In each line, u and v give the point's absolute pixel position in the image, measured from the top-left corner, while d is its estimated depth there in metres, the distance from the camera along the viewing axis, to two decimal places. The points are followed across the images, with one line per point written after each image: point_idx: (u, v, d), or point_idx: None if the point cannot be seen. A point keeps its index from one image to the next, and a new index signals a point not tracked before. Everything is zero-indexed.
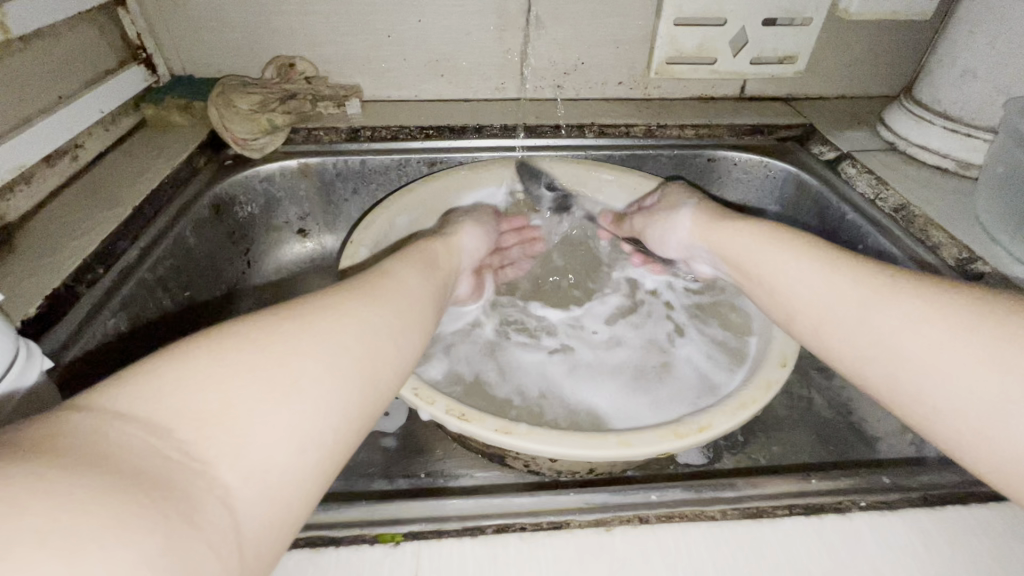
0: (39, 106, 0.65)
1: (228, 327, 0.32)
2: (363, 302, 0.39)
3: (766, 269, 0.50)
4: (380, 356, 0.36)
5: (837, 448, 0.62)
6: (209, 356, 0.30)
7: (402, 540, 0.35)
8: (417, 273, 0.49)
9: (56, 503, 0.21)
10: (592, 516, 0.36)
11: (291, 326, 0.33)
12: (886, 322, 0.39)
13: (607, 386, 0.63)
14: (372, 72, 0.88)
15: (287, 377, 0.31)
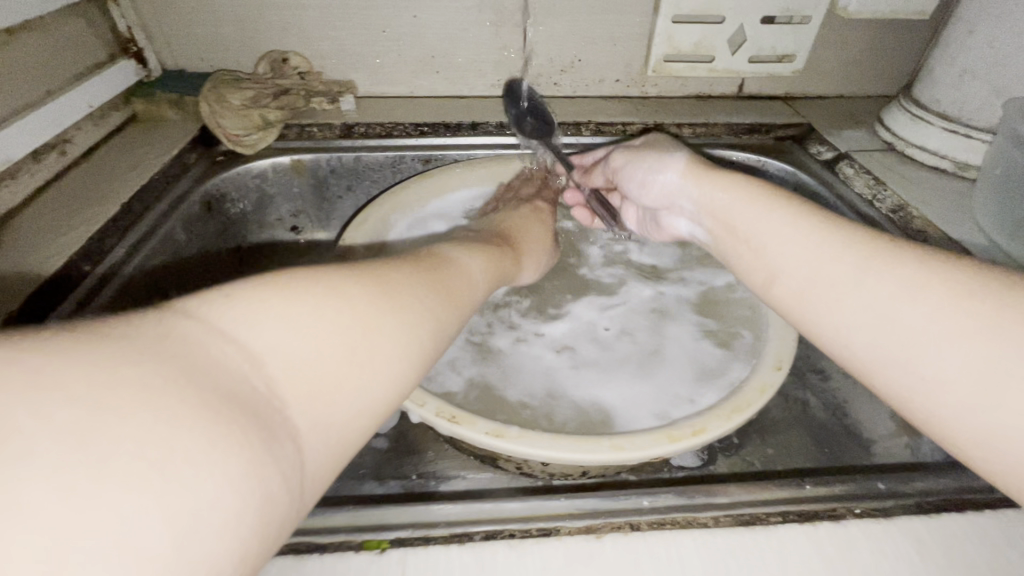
0: (25, 100, 0.64)
1: (317, 270, 0.32)
2: (431, 280, 0.39)
3: (753, 227, 0.46)
4: (443, 337, 0.37)
5: (832, 451, 0.62)
6: (301, 294, 0.29)
7: (387, 547, 0.34)
8: (480, 265, 0.50)
9: (159, 410, 0.21)
10: (583, 523, 0.35)
11: (372, 285, 0.33)
12: (877, 291, 0.37)
13: (604, 376, 0.62)
14: (366, 68, 0.87)
15: (368, 336, 0.30)
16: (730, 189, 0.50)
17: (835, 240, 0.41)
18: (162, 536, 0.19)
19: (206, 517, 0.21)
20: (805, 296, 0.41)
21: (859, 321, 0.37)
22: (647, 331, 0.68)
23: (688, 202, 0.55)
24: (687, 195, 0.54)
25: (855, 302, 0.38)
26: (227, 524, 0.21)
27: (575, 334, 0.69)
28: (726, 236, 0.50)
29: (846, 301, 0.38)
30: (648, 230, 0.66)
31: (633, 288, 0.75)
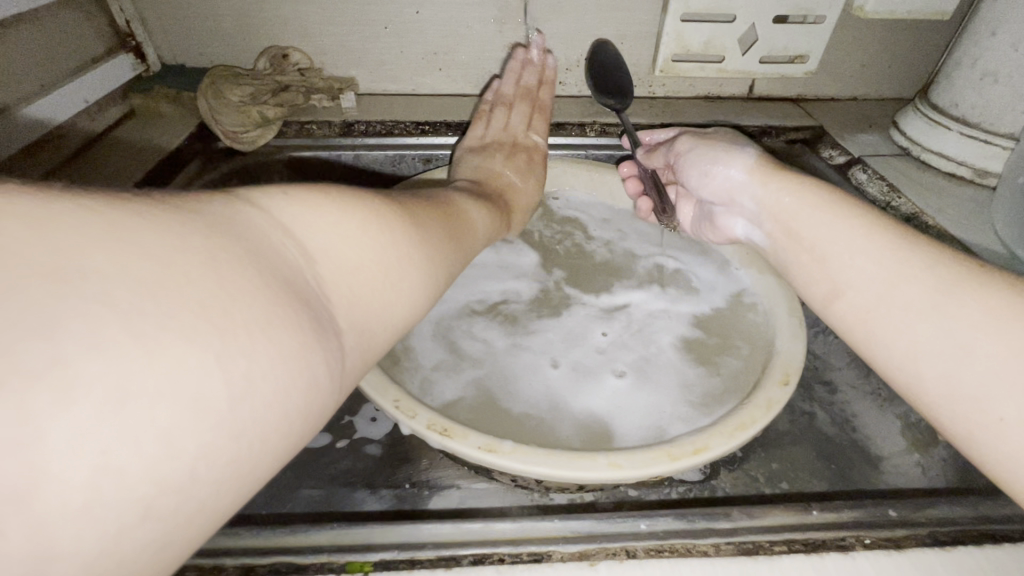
0: (16, 94, 0.63)
1: (358, 191, 0.34)
2: (445, 225, 0.42)
3: (823, 235, 0.44)
4: (453, 276, 0.40)
5: (839, 467, 0.60)
6: (346, 206, 0.31)
7: (370, 570, 0.32)
8: (485, 224, 0.53)
9: (225, 279, 0.22)
10: (576, 548, 0.33)
11: (401, 215, 0.36)
12: (958, 322, 0.34)
13: (602, 385, 0.59)
14: (368, 65, 0.86)
15: (398, 258, 0.33)
16: (795, 187, 0.48)
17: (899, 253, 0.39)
18: (222, 395, 0.21)
19: (259, 385, 0.22)
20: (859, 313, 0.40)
21: (935, 352, 0.35)
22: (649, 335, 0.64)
23: (749, 200, 0.53)
24: (750, 196, 0.52)
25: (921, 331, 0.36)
26: (276, 399, 0.23)
27: (564, 334, 0.65)
28: (785, 237, 0.48)
29: (922, 328, 0.36)
30: (701, 230, 0.64)
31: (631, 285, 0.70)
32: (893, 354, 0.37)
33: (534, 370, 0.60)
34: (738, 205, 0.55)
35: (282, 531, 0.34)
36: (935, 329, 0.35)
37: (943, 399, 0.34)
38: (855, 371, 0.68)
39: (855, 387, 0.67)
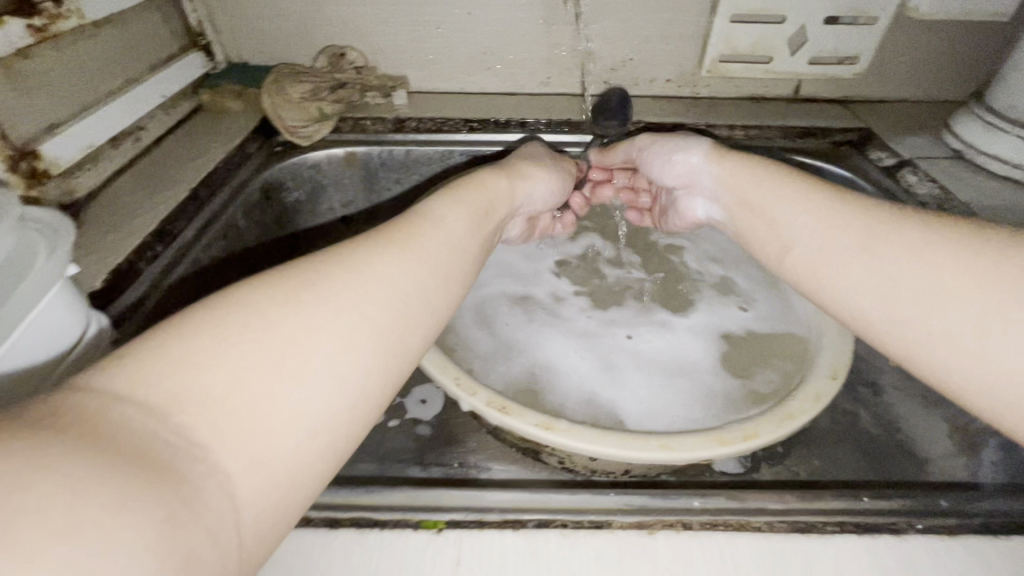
0: (108, 88, 0.68)
1: (244, 295, 0.29)
2: (392, 259, 0.35)
3: (775, 202, 0.51)
4: (407, 324, 0.33)
5: (882, 466, 0.60)
6: (215, 329, 0.27)
7: (443, 527, 0.35)
8: (462, 222, 0.43)
9: (56, 474, 0.19)
10: (634, 518, 0.35)
11: (309, 295, 0.30)
12: (883, 254, 0.41)
13: (638, 375, 0.60)
14: (419, 64, 0.89)
15: (299, 356, 0.28)
16: (747, 167, 0.55)
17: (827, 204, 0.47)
18: None
19: None
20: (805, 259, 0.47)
21: (868, 284, 0.41)
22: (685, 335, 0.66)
23: (708, 180, 0.58)
24: (706, 174, 0.58)
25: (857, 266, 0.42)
26: None
27: (601, 326, 0.67)
28: (742, 210, 0.55)
29: (855, 263, 0.42)
30: (671, 216, 0.68)
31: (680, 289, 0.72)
32: (832, 292, 0.44)
33: (578, 359, 0.62)
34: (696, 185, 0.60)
35: (359, 491, 0.37)
36: (864, 264, 0.42)
37: (885, 322, 0.40)
38: (901, 373, 0.68)
39: (900, 389, 0.67)
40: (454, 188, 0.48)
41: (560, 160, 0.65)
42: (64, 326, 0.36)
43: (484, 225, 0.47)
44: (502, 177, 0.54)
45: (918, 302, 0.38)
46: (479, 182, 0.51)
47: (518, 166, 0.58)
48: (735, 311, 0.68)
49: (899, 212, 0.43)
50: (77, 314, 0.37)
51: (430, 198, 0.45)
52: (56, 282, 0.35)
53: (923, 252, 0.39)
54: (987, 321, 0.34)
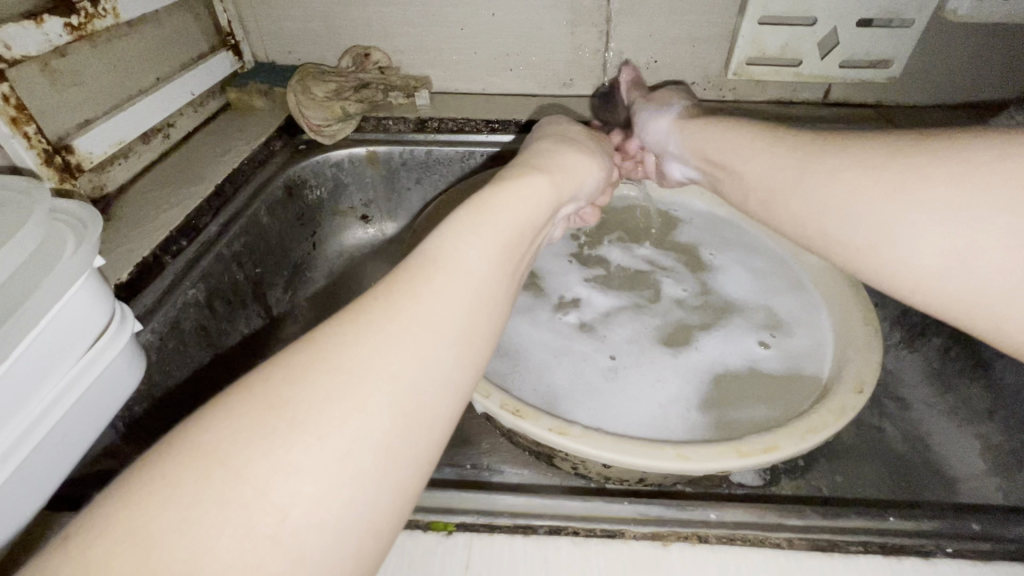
0: (140, 86, 0.69)
1: (204, 429, 0.23)
2: (391, 337, 0.26)
3: (727, 153, 0.54)
4: (416, 424, 0.26)
5: (908, 484, 0.58)
6: (167, 493, 0.21)
7: (453, 530, 0.35)
8: (489, 254, 0.32)
9: None
10: (648, 529, 0.35)
11: (282, 417, 0.23)
12: (812, 184, 0.44)
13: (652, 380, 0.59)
14: (442, 65, 0.90)
15: (277, 509, 0.22)
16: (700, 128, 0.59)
17: (771, 148, 0.50)
18: None
19: None
20: (754, 200, 0.51)
21: (806, 214, 0.45)
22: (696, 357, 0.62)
23: (677, 146, 0.63)
24: (675, 141, 0.63)
25: (792, 199, 0.46)
26: None
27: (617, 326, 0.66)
28: (707, 167, 0.58)
29: (793, 197, 0.46)
30: (660, 172, 0.70)
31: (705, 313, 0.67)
32: (785, 226, 0.48)
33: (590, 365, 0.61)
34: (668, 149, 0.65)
35: None
36: (800, 195, 0.45)
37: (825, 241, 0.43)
38: (931, 389, 0.65)
39: (929, 405, 0.64)
40: (481, 198, 0.35)
41: (599, 153, 0.55)
42: (92, 316, 0.37)
43: (521, 249, 0.35)
44: (543, 181, 0.41)
45: (846, 220, 0.41)
46: (513, 187, 0.38)
47: (555, 162, 0.47)
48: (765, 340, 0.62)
49: (823, 139, 0.46)
50: (104, 306, 0.38)
51: (447, 221, 0.33)
52: (85, 271, 0.36)
53: (843, 174, 0.42)
54: (903, 229, 0.37)
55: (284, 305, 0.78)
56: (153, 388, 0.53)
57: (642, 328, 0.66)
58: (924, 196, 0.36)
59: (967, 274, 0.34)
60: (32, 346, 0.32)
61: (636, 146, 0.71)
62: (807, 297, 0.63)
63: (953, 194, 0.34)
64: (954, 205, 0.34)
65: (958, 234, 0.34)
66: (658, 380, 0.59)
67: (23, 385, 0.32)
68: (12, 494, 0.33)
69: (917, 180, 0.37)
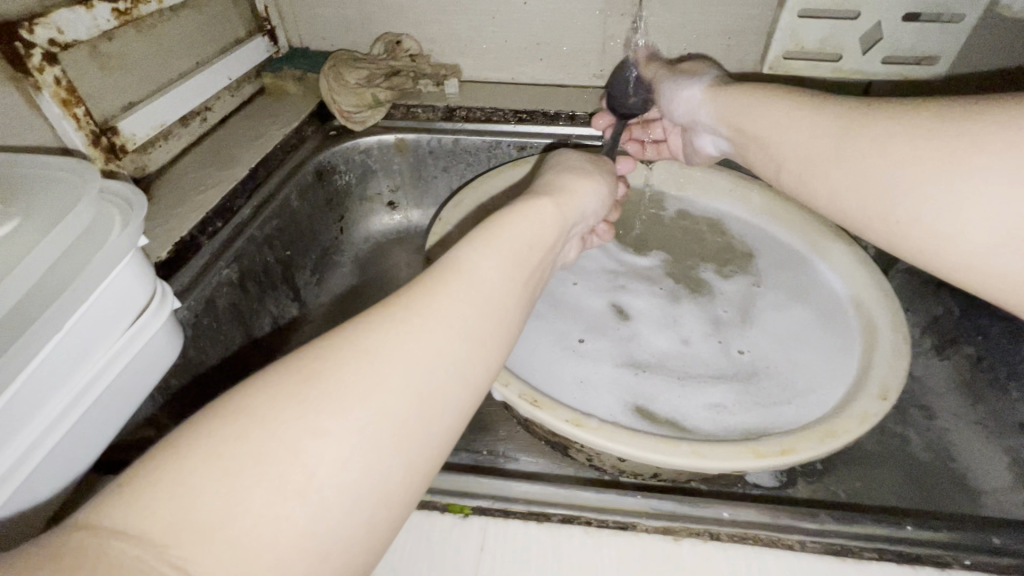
0: (181, 70, 0.71)
1: (246, 393, 0.25)
2: (417, 325, 0.28)
3: (760, 124, 0.53)
4: (436, 406, 0.27)
5: (930, 494, 0.57)
6: (206, 449, 0.22)
7: (469, 512, 0.36)
8: (512, 260, 0.34)
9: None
10: (660, 523, 0.35)
11: (316, 388, 0.25)
12: (855, 153, 0.42)
13: (643, 393, 0.59)
14: (473, 53, 0.90)
15: (303, 471, 0.23)
16: (733, 96, 0.58)
17: (814, 114, 0.48)
18: None
19: None
20: (789, 169, 0.50)
21: (844, 187, 0.44)
22: (673, 390, 0.59)
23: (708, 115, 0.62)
24: (706, 113, 0.61)
25: (833, 171, 0.44)
26: None
27: (619, 342, 0.65)
28: (739, 138, 0.57)
29: (835, 166, 0.44)
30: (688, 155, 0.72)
31: (714, 365, 0.61)
32: (823, 200, 0.46)
33: (559, 337, 0.64)
34: (698, 121, 0.64)
35: None
36: (841, 166, 0.44)
37: (867, 217, 0.42)
38: (959, 399, 0.64)
39: (957, 415, 0.63)
40: (500, 214, 0.37)
41: (603, 173, 0.55)
42: (135, 293, 0.39)
43: (540, 258, 0.36)
44: (557, 200, 0.43)
45: (892, 189, 0.39)
46: (526, 206, 0.40)
47: (561, 185, 0.48)
48: (728, 408, 0.56)
49: (870, 106, 0.43)
50: (145, 283, 0.40)
51: (471, 232, 0.35)
52: (129, 252, 0.37)
53: (895, 143, 0.39)
54: (952, 199, 0.35)
55: (311, 288, 0.80)
56: (189, 362, 0.55)
57: (634, 350, 0.64)
58: (980, 171, 0.34)
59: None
60: (81, 318, 0.35)
61: (659, 130, 0.74)
62: (845, 355, 0.56)
63: (999, 162, 0.33)
64: (1014, 172, 0.32)
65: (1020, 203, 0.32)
66: (609, 380, 0.60)
67: (75, 353, 0.35)
68: (60, 456, 0.36)
69: (972, 152, 0.34)
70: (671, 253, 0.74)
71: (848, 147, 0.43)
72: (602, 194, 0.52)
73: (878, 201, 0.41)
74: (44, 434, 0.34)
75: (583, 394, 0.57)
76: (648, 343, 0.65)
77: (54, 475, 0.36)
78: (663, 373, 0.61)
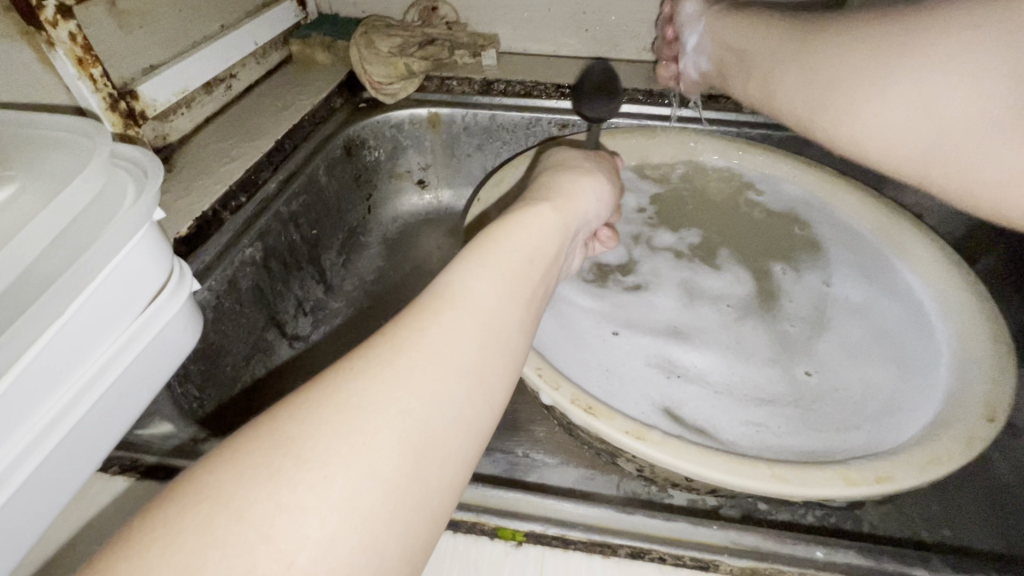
0: (204, 32, 0.66)
1: (212, 468, 0.21)
2: (401, 371, 0.25)
3: (738, 40, 0.57)
4: (428, 463, 0.23)
5: (1020, 524, 0.51)
6: (164, 547, 0.19)
7: (523, 540, 0.31)
8: (504, 283, 0.30)
9: None
10: (746, 562, 0.30)
11: (286, 455, 0.21)
12: (813, 58, 0.46)
13: (675, 399, 0.55)
14: (513, 22, 0.83)
15: (281, 559, 0.19)
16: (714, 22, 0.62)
17: (777, 26, 0.52)
18: None
19: None
20: (753, 78, 0.54)
21: (797, 88, 0.47)
22: (709, 401, 0.55)
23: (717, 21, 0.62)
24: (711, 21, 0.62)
25: (790, 70, 0.48)
26: None
27: (661, 341, 0.62)
28: (722, 60, 0.61)
29: (794, 70, 0.48)
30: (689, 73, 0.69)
31: (773, 389, 0.57)
32: (779, 97, 0.50)
33: (595, 324, 0.62)
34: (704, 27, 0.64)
35: None
36: (798, 65, 0.47)
37: (811, 108, 0.46)
38: None
39: None
40: (486, 231, 0.33)
41: (604, 169, 0.50)
42: (146, 275, 0.34)
43: (535, 277, 0.32)
44: (555, 204, 0.39)
45: (835, 83, 0.43)
46: (518, 215, 0.35)
47: (558, 184, 0.43)
48: (771, 427, 0.52)
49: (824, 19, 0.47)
50: (160, 264, 0.35)
51: (458, 253, 0.31)
52: (143, 226, 0.33)
53: (850, 42, 0.43)
54: (889, 78, 0.39)
55: (337, 269, 0.76)
56: (210, 346, 0.51)
57: (676, 350, 0.62)
58: (913, 52, 0.38)
59: (933, 124, 0.37)
60: (88, 302, 0.30)
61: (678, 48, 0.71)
62: (930, 367, 0.49)
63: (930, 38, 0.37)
64: (936, 51, 0.36)
65: (935, 80, 0.36)
66: (640, 378, 0.57)
67: (78, 343, 0.30)
68: (65, 456, 0.31)
69: (909, 36, 0.38)
70: (738, 252, 0.71)
71: (811, 45, 0.47)
72: (604, 194, 0.46)
73: (825, 90, 0.44)
74: (45, 433, 0.30)
75: (619, 390, 0.53)
76: (695, 346, 0.62)
77: (61, 477, 0.32)
78: (700, 383, 0.58)
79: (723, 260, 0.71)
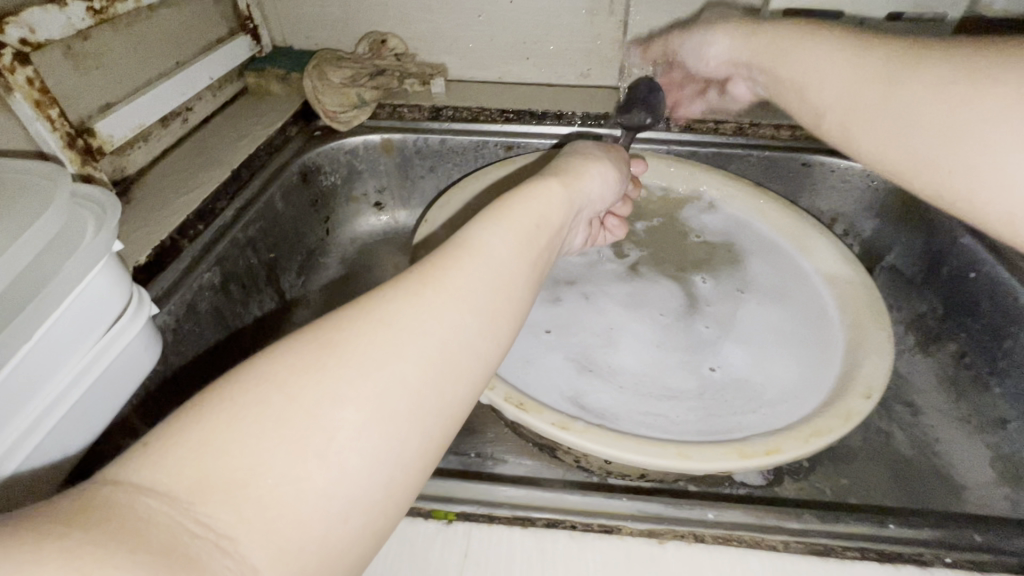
0: (159, 69, 0.70)
1: (271, 358, 0.25)
2: (428, 301, 0.28)
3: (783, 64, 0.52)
4: (444, 376, 0.27)
5: (917, 490, 0.58)
6: (232, 411, 0.23)
7: (454, 519, 0.36)
8: (514, 241, 0.34)
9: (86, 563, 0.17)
10: (645, 526, 0.35)
11: (332, 355, 0.25)
12: (915, 107, 0.40)
13: (585, 389, 0.58)
14: (459, 52, 0.89)
15: (324, 434, 0.23)
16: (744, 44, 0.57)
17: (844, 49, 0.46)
18: None
19: None
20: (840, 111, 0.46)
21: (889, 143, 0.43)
22: (613, 388, 0.59)
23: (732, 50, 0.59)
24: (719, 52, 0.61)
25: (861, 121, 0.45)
26: None
27: (601, 331, 0.67)
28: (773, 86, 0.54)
29: (882, 117, 0.43)
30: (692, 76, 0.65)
31: (681, 381, 0.61)
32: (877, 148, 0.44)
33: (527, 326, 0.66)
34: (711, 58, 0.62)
35: None
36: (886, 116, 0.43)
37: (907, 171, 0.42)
38: (943, 397, 0.65)
39: (938, 410, 0.64)
40: (502, 199, 0.37)
41: (611, 158, 0.54)
42: (110, 300, 0.38)
43: (542, 241, 0.36)
44: (559, 181, 0.43)
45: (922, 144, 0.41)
46: (529, 190, 0.40)
47: (569, 169, 0.48)
48: (668, 414, 0.56)
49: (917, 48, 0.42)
50: (123, 289, 0.39)
51: (481, 212, 0.35)
52: (105, 257, 0.37)
53: (946, 88, 0.38)
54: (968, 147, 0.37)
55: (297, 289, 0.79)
56: (170, 368, 0.55)
57: (595, 339, 0.65)
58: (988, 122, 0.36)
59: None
60: (54, 327, 0.34)
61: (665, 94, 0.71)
62: (823, 366, 0.55)
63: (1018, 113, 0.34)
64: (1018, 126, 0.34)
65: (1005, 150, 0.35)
66: (556, 368, 0.61)
67: (50, 360, 0.34)
68: (35, 460, 0.35)
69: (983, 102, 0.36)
70: (662, 262, 0.75)
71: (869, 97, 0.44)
72: (609, 177, 0.51)
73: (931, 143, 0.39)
74: (22, 438, 0.33)
75: (541, 389, 0.57)
76: (634, 333, 0.67)
77: (33, 478, 0.35)
78: (609, 376, 0.61)
79: (636, 265, 0.75)
